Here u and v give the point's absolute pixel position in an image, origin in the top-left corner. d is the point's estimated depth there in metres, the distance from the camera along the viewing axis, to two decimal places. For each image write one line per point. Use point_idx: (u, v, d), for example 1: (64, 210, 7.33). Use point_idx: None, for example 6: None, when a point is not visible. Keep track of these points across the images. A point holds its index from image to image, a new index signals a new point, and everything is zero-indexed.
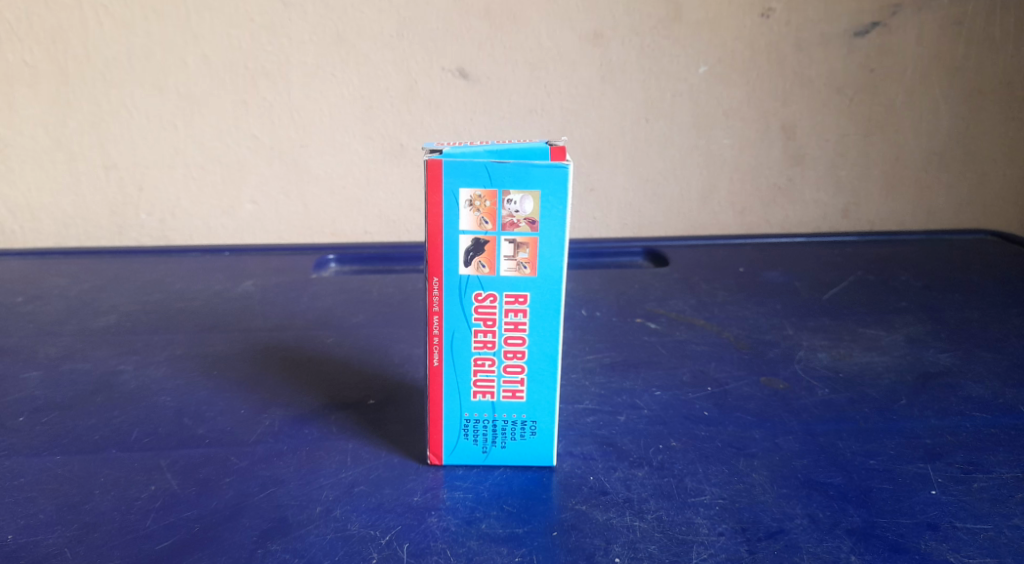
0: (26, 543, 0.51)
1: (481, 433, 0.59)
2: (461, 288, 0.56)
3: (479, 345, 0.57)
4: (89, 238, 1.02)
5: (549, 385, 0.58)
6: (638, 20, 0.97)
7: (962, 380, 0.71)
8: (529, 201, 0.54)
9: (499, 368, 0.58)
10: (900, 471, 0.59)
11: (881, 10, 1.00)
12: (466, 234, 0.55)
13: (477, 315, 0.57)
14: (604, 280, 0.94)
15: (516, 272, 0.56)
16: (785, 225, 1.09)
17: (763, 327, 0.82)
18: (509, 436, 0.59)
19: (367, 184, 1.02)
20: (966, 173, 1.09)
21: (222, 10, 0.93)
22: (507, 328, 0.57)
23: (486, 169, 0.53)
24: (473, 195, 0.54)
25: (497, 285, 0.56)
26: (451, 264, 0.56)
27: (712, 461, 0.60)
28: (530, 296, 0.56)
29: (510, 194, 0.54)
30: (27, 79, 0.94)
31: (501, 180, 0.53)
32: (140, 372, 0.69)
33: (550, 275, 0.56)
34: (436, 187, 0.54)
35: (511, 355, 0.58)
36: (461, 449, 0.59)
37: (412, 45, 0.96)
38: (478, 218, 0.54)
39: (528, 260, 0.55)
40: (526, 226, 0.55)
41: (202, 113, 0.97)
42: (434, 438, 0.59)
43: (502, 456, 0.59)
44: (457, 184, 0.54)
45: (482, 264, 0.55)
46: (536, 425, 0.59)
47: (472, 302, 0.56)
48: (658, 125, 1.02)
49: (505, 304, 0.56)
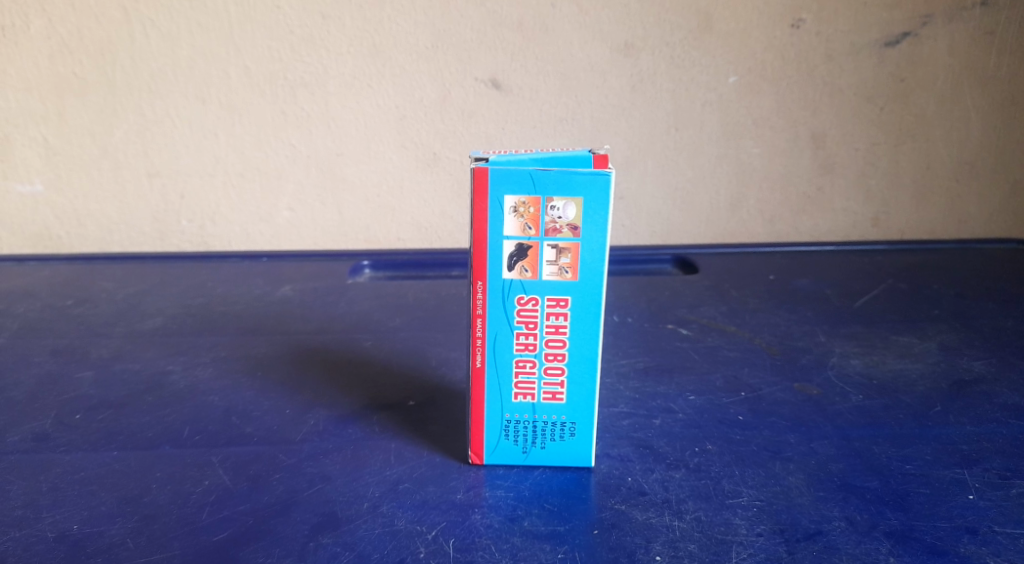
0: (90, 533, 0.53)
1: (522, 433, 0.60)
2: (504, 292, 0.57)
3: (521, 347, 0.59)
4: (132, 244, 1.04)
5: (590, 389, 0.59)
6: (668, 30, 0.99)
7: (997, 388, 0.71)
8: (572, 207, 0.55)
9: (539, 370, 0.59)
10: (937, 477, 0.59)
11: (912, 20, 1.00)
12: (510, 240, 0.56)
13: (520, 318, 0.58)
14: (635, 288, 0.95)
15: (558, 277, 0.57)
16: (815, 233, 1.10)
17: (795, 334, 0.82)
18: (549, 437, 0.60)
19: (400, 193, 1.04)
20: (997, 182, 1.09)
21: (264, 23, 0.96)
22: (548, 331, 0.58)
23: (530, 177, 0.55)
24: (517, 201, 0.55)
25: (540, 289, 0.57)
26: (494, 269, 0.57)
27: (748, 463, 0.60)
28: (571, 300, 0.58)
29: (554, 200, 0.55)
30: (76, 89, 0.97)
31: (545, 188, 0.55)
32: (188, 372, 0.71)
33: (591, 280, 0.57)
34: (482, 195, 0.55)
35: (552, 357, 0.59)
36: (502, 449, 0.60)
37: (447, 55, 0.98)
38: (523, 223, 0.56)
39: (570, 266, 0.57)
40: (568, 232, 0.56)
41: (242, 122, 1.00)
42: (475, 438, 0.60)
43: (541, 456, 0.60)
44: (502, 191, 0.55)
45: (525, 269, 0.57)
46: (575, 426, 0.60)
47: (514, 305, 0.58)
48: (689, 134, 1.04)
49: (547, 308, 0.58)
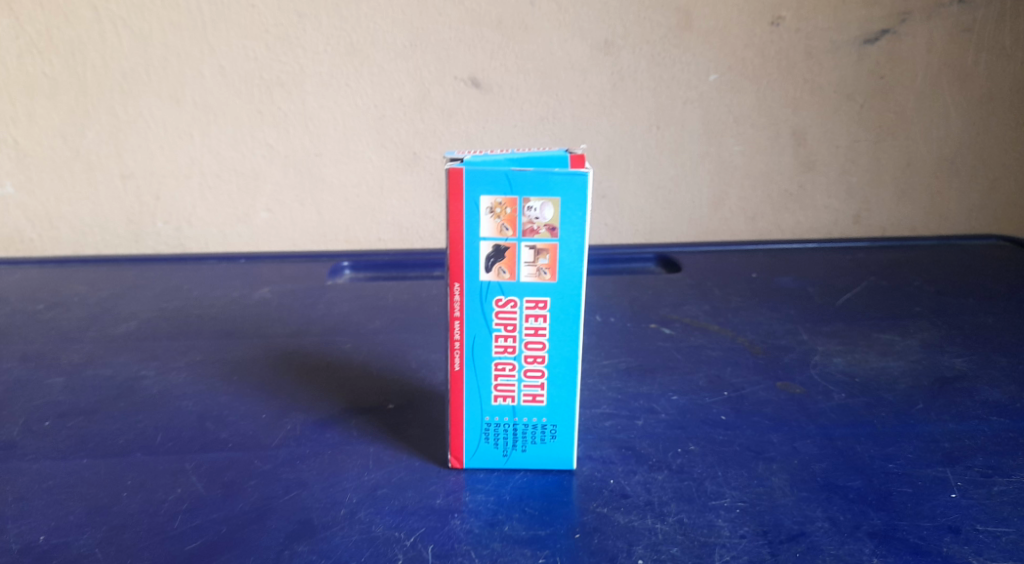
0: (57, 544, 0.51)
1: (502, 436, 0.59)
2: (482, 293, 0.57)
3: (500, 349, 0.58)
4: (107, 246, 1.03)
5: (570, 391, 0.59)
6: (649, 28, 0.98)
7: (978, 385, 0.71)
8: (549, 207, 0.55)
9: (519, 373, 0.58)
10: (919, 475, 0.59)
11: (890, 18, 1.00)
12: (487, 241, 0.55)
13: (498, 320, 0.57)
14: (617, 287, 0.95)
15: (537, 277, 0.56)
16: (797, 231, 1.10)
17: (777, 333, 0.82)
18: (530, 440, 0.59)
19: (381, 193, 1.03)
20: (976, 179, 1.09)
21: (238, 21, 0.94)
22: (528, 333, 0.58)
23: (506, 177, 0.54)
24: (493, 202, 0.54)
25: (518, 290, 0.57)
26: (472, 270, 0.56)
27: (731, 464, 0.60)
28: (549, 301, 0.57)
29: (531, 200, 0.54)
30: (46, 89, 0.95)
31: (521, 188, 0.54)
32: (162, 377, 0.70)
33: (570, 281, 0.56)
34: (457, 195, 0.54)
35: (531, 359, 0.58)
36: (482, 453, 0.59)
37: (425, 54, 0.97)
38: (499, 224, 0.55)
39: (548, 267, 0.56)
40: (546, 233, 0.55)
41: (218, 121, 0.98)
42: (455, 442, 0.59)
43: (523, 460, 0.59)
44: (478, 192, 0.54)
45: (503, 270, 0.56)
46: (556, 429, 0.59)
47: (492, 307, 0.57)
48: (670, 132, 1.03)
49: (526, 309, 0.57)
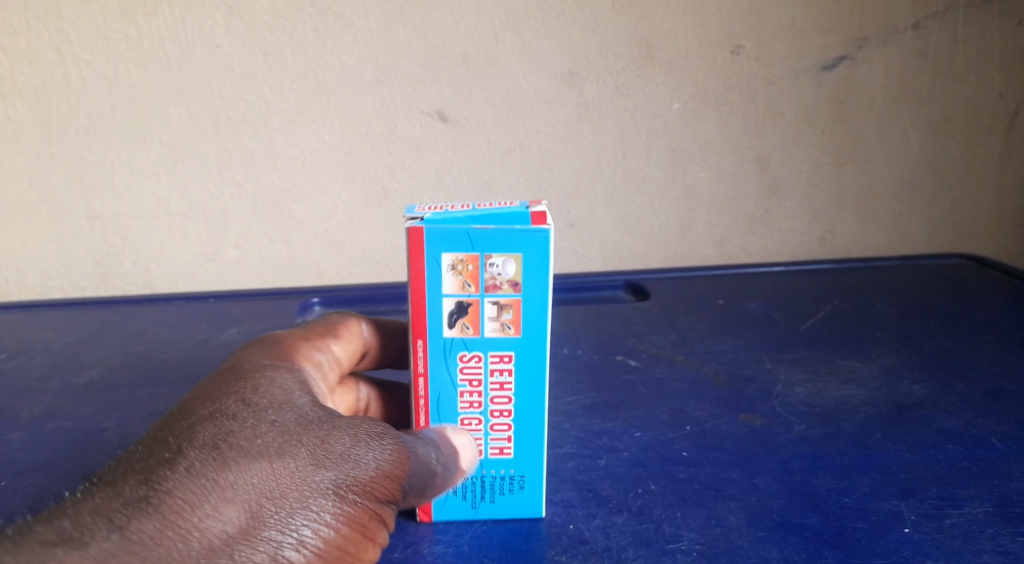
0: None
1: (470, 490, 0.61)
2: (446, 349, 0.59)
3: (466, 404, 0.60)
4: (75, 288, 1.02)
5: (534, 440, 0.61)
6: (611, 59, 0.99)
7: (935, 412, 0.73)
8: (511, 264, 0.57)
9: (485, 427, 0.61)
10: (874, 510, 0.60)
11: (847, 45, 1.02)
12: (450, 298, 0.58)
13: (463, 376, 0.60)
14: (586, 317, 0.95)
15: (501, 332, 0.59)
16: (764, 254, 1.11)
17: (742, 362, 0.83)
18: (497, 491, 0.61)
19: (351, 227, 1.03)
20: (937, 199, 1.11)
21: (204, 61, 0.95)
22: (493, 387, 0.60)
23: (467, 235, 0.57)
24: (455, 259, 0.57)
25: (482, 346, 0.59)
26: (435, 327, 0.59)
27: (690, 504, 0.61)
28: (514, 355, 0.59)
29: (492, 257, 0.57)
30: (12, 134, 0.95)
31: (482, 245, 0.57)
32: (126, 428, 0.70)
33: (533, 335, 0.59)
34: (419, 254, 0.57)
35: (497, 413, 0.60)
36: (451, 506, 0.61)
37: (391, 89, 0.98)
38: (461, 281, 0.58)
39: (511, 321, 0.59)
40: (508, 288, 0.58)
41: (185, 160, 0.98)
42: (422, 500, 0.60)
43: (490, 510, 0.61)
44: (440, 250, 0.57)
45: (466, 326, 0.59)
46: (524, 480, 0.61)
47: (457, 363, 0.59)
48: (636, 161, 1.04)
49: (490, 364, 0.59)
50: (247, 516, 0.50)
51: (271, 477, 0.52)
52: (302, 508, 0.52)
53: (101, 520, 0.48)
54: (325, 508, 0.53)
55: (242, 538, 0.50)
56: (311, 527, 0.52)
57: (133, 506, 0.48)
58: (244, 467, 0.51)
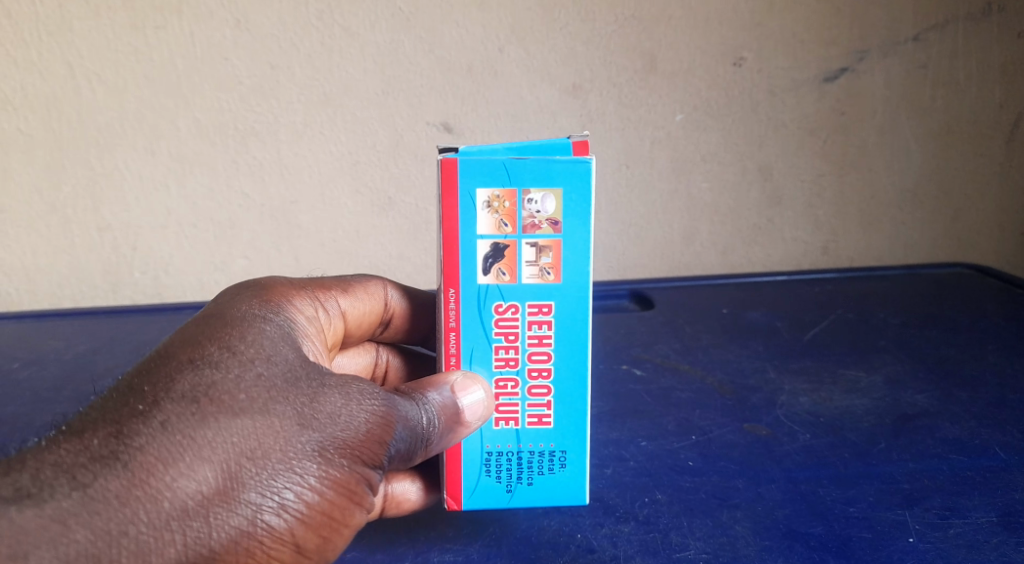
0: None
1: (505, 467, 0.62)
2: (483, 298, 0.61)
3: (502, 361, 0.62)
4: (84, 298, 1.03)
5: (575, 411, 0.62)
6: (614, 72, 1.00)
7: (939, 421, 0.73)
8: (550, 200, 0.60)
9: (523, 389, 0.62)
10: (879, 519, 0.61)
11: (848, 56, 1.03)
12: (485, 239, 0.60)
13: (500, 328, 0.61)
14: (591, 326, 0.96)
15: (540, 278, 0.61)
16: (768, 263, 1.12)
17: (746, 371, 0.84)
18: (536, 470, 0.62)
19: (357, 237, 1.04)
20: (939, 209, 1.12)
21: (211, 74, 0.96)
22: (530, 342, 0.61)
23: (504, 168, 0.59)
24: (490, 195, 0.60)
25: (519, 295, 0.61)
26: (471, 274, 0.60)
27: (696, 513, 0.62)
28: (554, 304, 0.61)
29: (531, 193, 0.60)
30: (22, 146, 0.96)
31: (520, 180, 0.59)
32: None
33: (572, 282, 0.61)
34: (452, 190, 0.60)
35: (534, 373, 0.62)
36: (486, 486, 0.62)
37: (397, 101, 0.99)
38: (498, 220, 0.60)
39: (551, 266, 0.61)
40: (548, 227, 0.60)
41: (193, 172, 0.99)
42: (453, 476, 0.62)
43: (526, 493, 0.62)
44: (475, 185, 0.60)
45: (503, 271, 0.60)
46: (564, 456, 0.62)
47: (493, 313, 0.61)
48: (639, 171, 1.05)
49: (528, 315, 0.61)
50: (224, 477, 0.53)
51: (253, 436, 0.54)
52: (285, 470, 0.55)
53: (64, 477, 0.51)
54: (310, 472, 0.56)
55: (217, 499, 0.53)
56: (293, 489, 0.55)
57: (100, 463, 0.52)
58: (223, 426, 0.54)
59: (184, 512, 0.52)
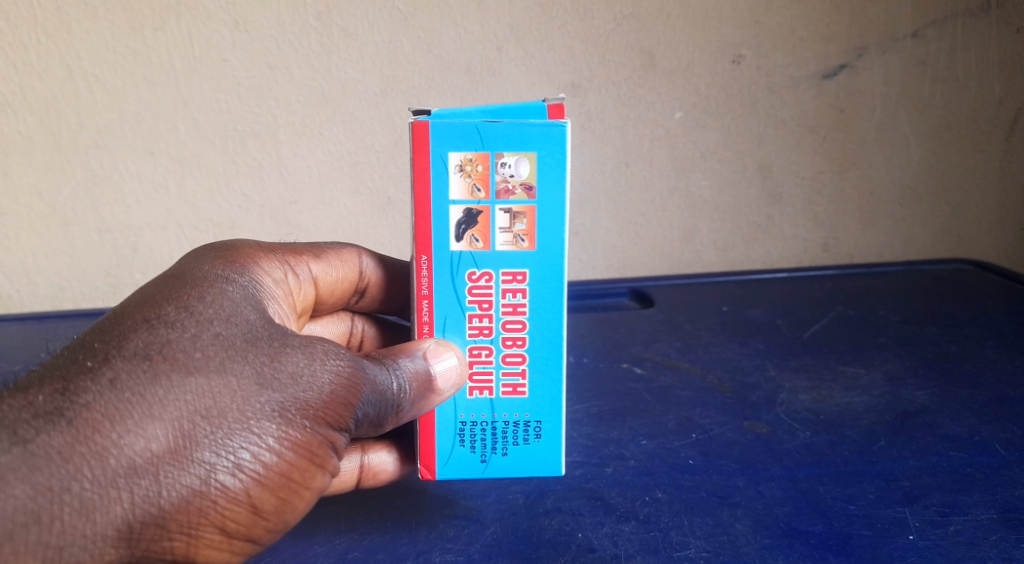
0: None
1: (481, 437, 0.64)
2: (455, 264, 0.61)
3: (475, 330, 0.63)
4: (85, 299, 1.03)
5: (548, 378, 0.64)
6: (613, 70, 1.00)
7: (938, 418, 0.73)
8: (524, 163, 0.60)
9: (496, 357, 0.63)
10: (878, 517, 0.61)
11: (847, 53, 1.03)
12: (457, 204, 0.61)
13: (472, 297, 0.62)
14: (591, 325, 0.96)
15: (514, 245, 0.61)
16: (767, 260, 1.12)
17: (746, 369, 0.84)
18: (511, 441, 0.64)
19: (356, 236, 1.04)
20: (938, 205, 1.12)
21: (211, 76, 0.96)
22: (505, 310, 0.62)
23: (477, 131, 0.60)
24: (463, 159, 0.60)
25: (492, 262, 0.61)
26: (444, 240, 0.61)
27: (697, 511, 0.62)
28: (528, 271, 0.62)
29: (505, 157, 0.60)
30: (22, 148, 0.96)
31: (493, 143, 0.60)
32: None
33: (545, 249, 0.61)
34: (424, 152, 0.60)
35: (509, 342, 0.63)
36: (461, 455, 0.64)
37: (396, 101, 0.99)
38: (470, 184, 0.61)
39: (525, 233, 0.61)
40: (522, 192, 0.61)
41: (193, 173, 0.99)
42: (430, 448, 0.64)
43: (502, 462, 0.64)
44: (447, 148, 0.60)
45: (476, 238, 0.61)
46: (540, 427, 0.64)
47: (466, 281, 0.62)
48: (638, 169, 1.05)
49: (502, 283, 0.62)
50: (177, 436, 0.53)
51: (208, 395, 0.54)
52: (241, 430, 0.55)
53: (5, 431, 0.50)
54: (269, 432, 0.56)
55: (170, 457, 0.52)
56: (251, 449, 0.55)
57: (45, 420, 0.51)
58: (177, 383, 0.53)
59: (133, 469, 0.51)
